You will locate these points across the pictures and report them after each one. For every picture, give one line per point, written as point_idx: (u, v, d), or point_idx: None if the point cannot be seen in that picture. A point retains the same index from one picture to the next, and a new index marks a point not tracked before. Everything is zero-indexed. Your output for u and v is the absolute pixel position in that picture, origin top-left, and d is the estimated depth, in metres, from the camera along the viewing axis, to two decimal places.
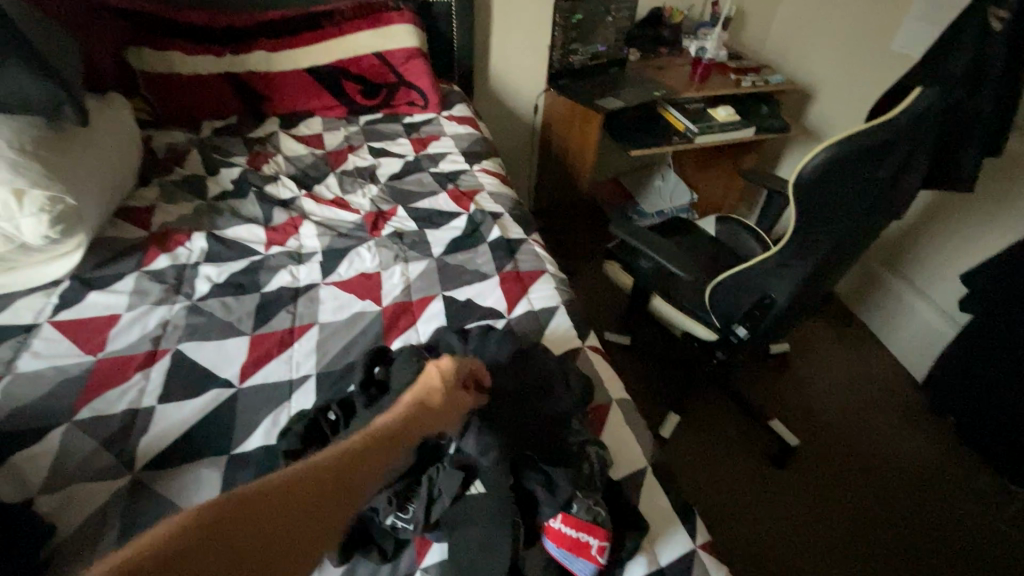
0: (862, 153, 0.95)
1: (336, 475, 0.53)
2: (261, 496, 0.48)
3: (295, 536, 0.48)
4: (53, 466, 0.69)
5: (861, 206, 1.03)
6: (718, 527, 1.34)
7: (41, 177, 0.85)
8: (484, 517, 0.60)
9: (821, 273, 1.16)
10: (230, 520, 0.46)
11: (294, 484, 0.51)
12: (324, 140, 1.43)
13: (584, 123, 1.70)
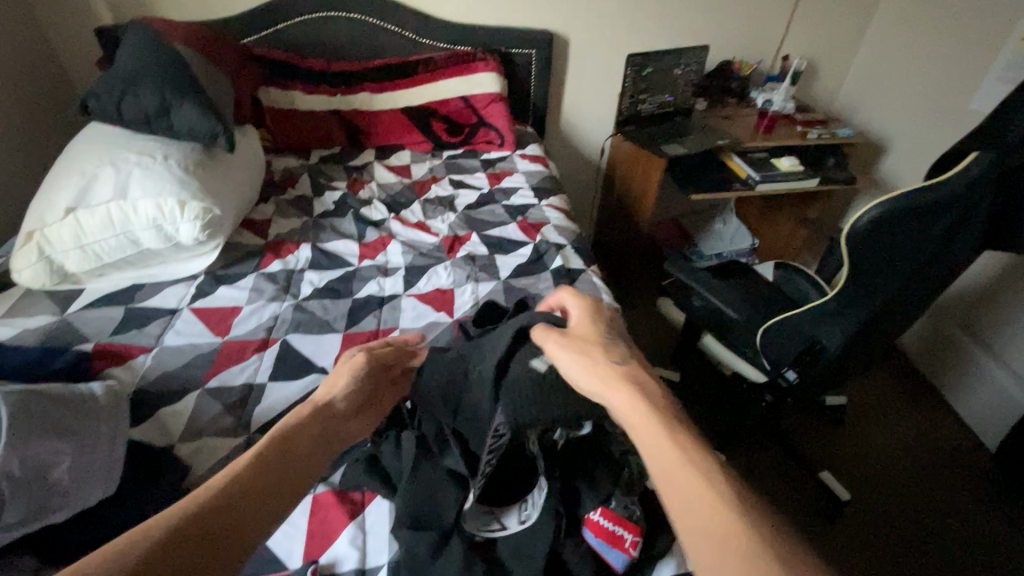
0: (913, 210, 1.00)
1: (268, 466, 0.51)
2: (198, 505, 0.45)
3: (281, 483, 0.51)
4: (188, 421, 0.84)
5: (914, 261, 1.06)
6: None
7: (199, 193, 1.08)
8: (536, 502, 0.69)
9: (877, 324, 1.18)
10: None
11: (226, 487, 0.47)
12: (412, 170, 1.62)
13: (648, 167, 1.81)
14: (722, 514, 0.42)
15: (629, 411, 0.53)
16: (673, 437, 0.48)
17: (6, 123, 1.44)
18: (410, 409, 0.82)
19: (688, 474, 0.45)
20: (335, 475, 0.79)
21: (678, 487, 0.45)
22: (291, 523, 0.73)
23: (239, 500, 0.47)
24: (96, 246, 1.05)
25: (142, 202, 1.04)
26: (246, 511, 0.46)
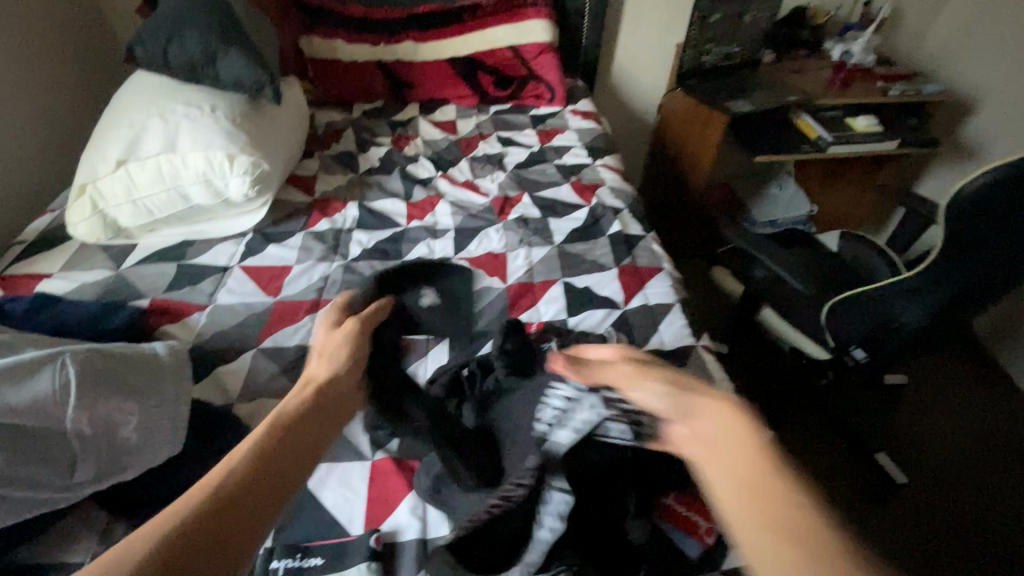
0: None
1: (254, 450, 0.44)
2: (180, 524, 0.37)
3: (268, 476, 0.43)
4: (245, 381, 0.84)
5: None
6: None
7: (247, 146, 1.04)
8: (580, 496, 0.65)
9: (966, 301, 1.07)
10: None
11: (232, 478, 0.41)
12: (458, 126, 1.54)
13: (707, 125, 1.68)
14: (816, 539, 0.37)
15: (731, 478, 0.42)
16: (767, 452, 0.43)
17: (54, 72, 1.42)
18: (468, 375, 0.80)
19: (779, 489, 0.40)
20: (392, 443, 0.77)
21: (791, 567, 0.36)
22: (351, 488, 0.72)
23: (225, 503, 0.39)
24: (147, 201, 1.03)
25: (190, 154, 1.01)
26: (256, 502, 0.41)
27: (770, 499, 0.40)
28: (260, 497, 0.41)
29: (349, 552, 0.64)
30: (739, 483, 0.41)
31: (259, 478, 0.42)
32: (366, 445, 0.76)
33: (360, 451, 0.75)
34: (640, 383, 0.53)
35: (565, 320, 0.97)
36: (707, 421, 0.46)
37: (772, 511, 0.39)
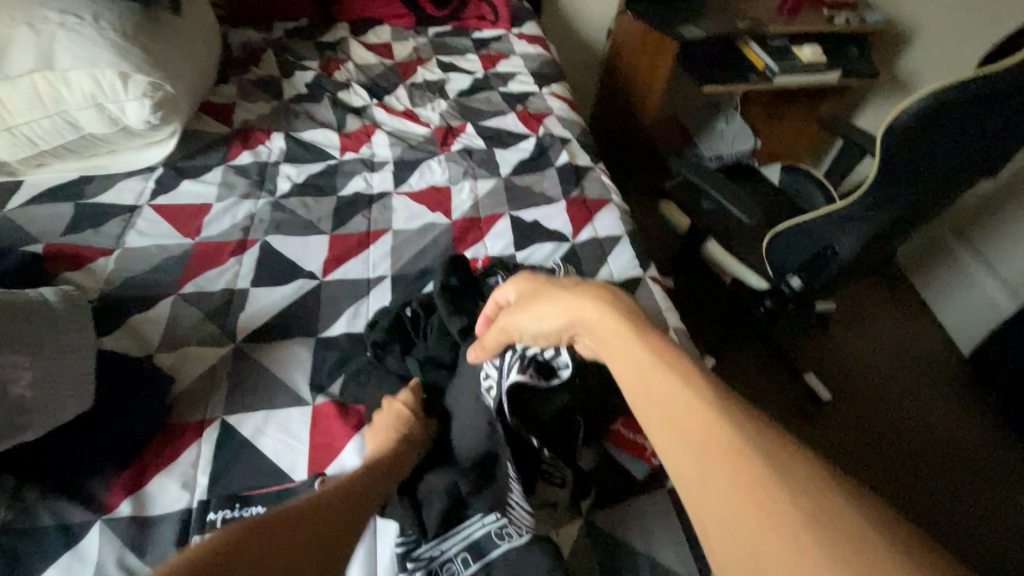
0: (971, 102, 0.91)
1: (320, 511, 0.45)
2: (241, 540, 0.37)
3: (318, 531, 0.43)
4: (166, 329, 0.77)
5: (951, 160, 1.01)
6: None
7: (141, 63, 0.90)
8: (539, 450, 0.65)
9: (895, 227, 1.12)
10: None
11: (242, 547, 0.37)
12: (393, 49, 1.41)
13: (659, 52, 1.62)
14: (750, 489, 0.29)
15: (658, 423, 0.34)
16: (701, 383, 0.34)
17: None
18: (412, 316, 0.78)
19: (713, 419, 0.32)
20: (334, 387, 0.74)
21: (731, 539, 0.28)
22: (292, 434, 0.68)
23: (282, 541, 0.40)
24: (26, 128, 0.88)
25: (73, 72, 0.86)
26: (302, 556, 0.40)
27: (703, 425, 0.32)
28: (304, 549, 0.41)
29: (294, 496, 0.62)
30: (673, 418, 0.33)
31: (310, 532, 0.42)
32: (308, 391, 0.73)
33: (302, 395, 0.72)
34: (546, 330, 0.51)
35: (513, 255, 0.94)
36: (636, 348, 0.38)
37: (712, 450, 0.31)
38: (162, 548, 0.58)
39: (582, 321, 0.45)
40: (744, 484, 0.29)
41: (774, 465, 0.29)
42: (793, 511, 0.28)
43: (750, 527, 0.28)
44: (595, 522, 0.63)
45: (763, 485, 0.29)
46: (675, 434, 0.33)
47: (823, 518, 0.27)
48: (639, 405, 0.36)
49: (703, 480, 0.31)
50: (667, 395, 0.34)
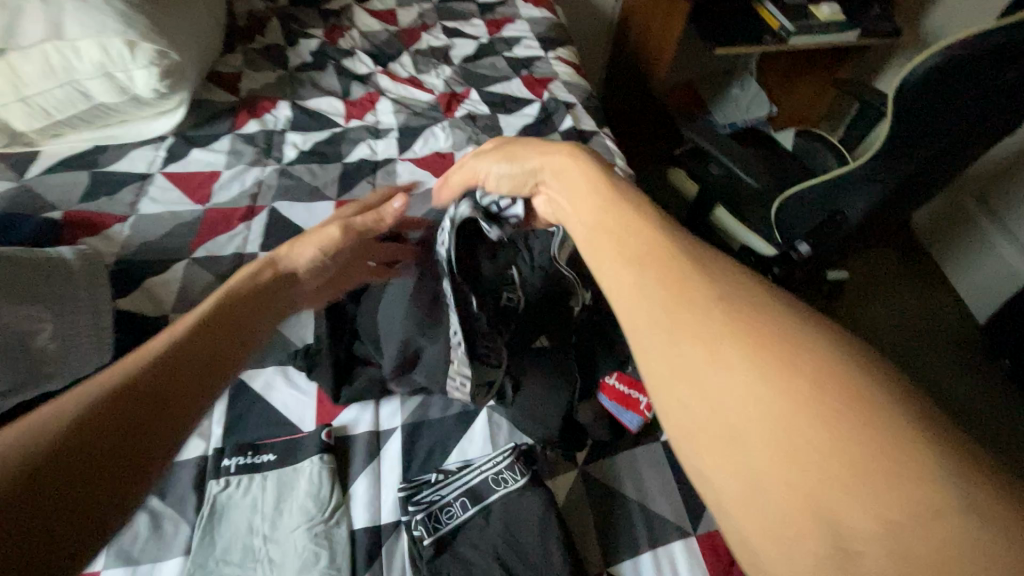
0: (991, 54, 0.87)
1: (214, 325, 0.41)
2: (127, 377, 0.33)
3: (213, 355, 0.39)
4: (180, 291, 0.80)
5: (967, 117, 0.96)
6: None
7: (149, 31, 0.90)
8: (536, 406, 0.65)
9: (909, 188, 1.09)
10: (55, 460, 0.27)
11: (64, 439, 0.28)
12: (398, 15, 1.39)
13: (669, 13, 1.57)
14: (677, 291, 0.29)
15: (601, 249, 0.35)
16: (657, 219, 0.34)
17: None
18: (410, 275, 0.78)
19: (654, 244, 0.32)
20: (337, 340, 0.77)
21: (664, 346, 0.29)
22: (300, 389, 0.71)
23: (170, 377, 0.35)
24: (40, 98, 0.90)
25: (80, 40, 0.87)
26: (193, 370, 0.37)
27: (647, 245, 0.32)
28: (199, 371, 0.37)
29: (303, 446, 0.65)
30: (652, 286, 0.30)
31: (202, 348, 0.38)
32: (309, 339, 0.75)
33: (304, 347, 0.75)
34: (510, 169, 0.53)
35: None
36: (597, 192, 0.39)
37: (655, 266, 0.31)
38: (181, 492, 0.62)
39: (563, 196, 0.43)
40: (723, 353, 0.27)
41: (757, 330, 0.27)
42: (775, 377, 0.25)
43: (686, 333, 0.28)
44: (590, 473, 0.66)
45: (695, 294, 0.29)
46: (646, 303, 0.30)
47: (806, 381, 0.25)
48: (612, 274, 0.33)
49: (676, 354, 0.28)
50: (647, 265, 0.31)
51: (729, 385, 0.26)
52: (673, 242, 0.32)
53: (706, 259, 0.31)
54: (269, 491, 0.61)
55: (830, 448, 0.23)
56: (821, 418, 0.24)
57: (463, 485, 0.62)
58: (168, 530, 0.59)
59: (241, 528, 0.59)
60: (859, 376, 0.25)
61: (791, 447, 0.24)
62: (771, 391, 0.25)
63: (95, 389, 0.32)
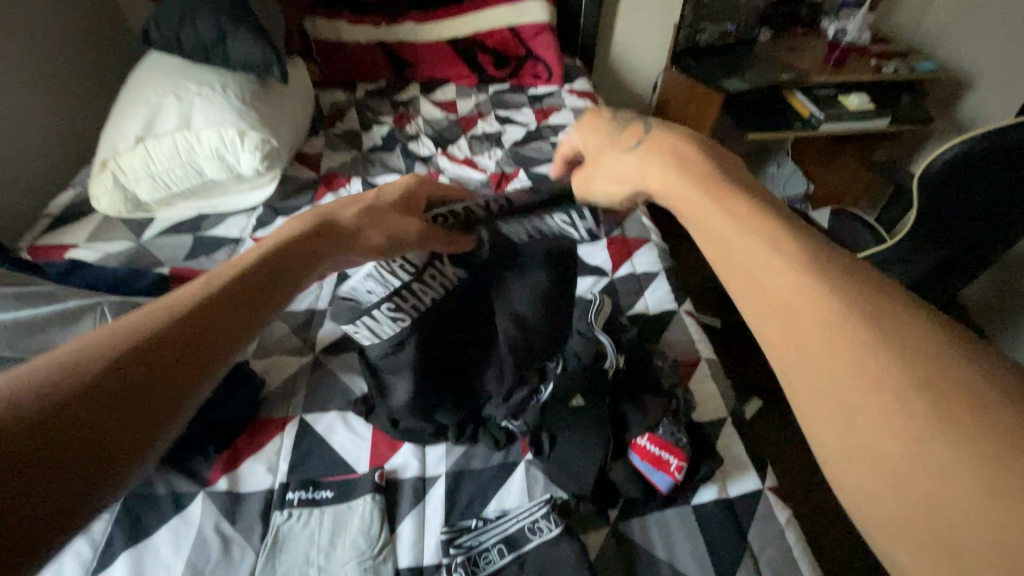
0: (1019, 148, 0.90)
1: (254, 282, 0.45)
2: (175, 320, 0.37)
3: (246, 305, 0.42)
4: (260, 340, 0.91)
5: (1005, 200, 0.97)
6: (802, 514, 1.29)
7: (256, 123, 1.10)
8: (571, 457, 0.71)
9: (948, 267, 1.11)
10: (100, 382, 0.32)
11: (116, 355, 0.33)
12: (457, 105, 1.59)
13: (703, 102, 1.71)
14: (827, 329, 0.32)
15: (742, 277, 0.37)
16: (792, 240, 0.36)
17: (68, 46, 1.43)
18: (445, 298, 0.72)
19: (798, 275, 0.34)
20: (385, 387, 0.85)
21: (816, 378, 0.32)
22: (357, 433, 0.79)
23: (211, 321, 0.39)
24: (164, 174, 1.09)
25: (203, 130, 1.07)
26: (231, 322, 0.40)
27: (790, 278, 0.34)
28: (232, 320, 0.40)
29: (356, 487, 0.72)
30: (797, 310, 0.33)
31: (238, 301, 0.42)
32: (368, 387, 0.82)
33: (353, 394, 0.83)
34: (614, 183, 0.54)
35: None
36: (723, 209, 0.40)
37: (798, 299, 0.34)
38: (249, 521, 0.69)
39: (662, 194, 0.46)
40: (870, 375, 0.30)
41: (907, 354, 0.30)
42: (922, 399, 0.28)
43: (836, 370, 0.31)
44: (621, 532, 0.69)
45: (842, 328, 0.32)
46: (787, 325, 0.34)
47: (955, 402, 0.28)
48: (760, 310, 0.36)
49: (820, 375, 0.32)
50: (789, 298, 0.34)
51: (878, 406, 0.29)
52: (815, 273, 0.34)
53: (852, 291, 0.33)
54: (325, 526, 0.68)
55: (976, 467, 0.26)
56: (962, 442, 0.27)
57: (500, 532, 0.66)
58: (236, 555, 0.66)
59: (299, 557, 0.65)
60: (980, 391, 0.28)
61: (935, 465, 0.27)
62: (916, 411, 0.28)
63: (112, 339, 0.34)
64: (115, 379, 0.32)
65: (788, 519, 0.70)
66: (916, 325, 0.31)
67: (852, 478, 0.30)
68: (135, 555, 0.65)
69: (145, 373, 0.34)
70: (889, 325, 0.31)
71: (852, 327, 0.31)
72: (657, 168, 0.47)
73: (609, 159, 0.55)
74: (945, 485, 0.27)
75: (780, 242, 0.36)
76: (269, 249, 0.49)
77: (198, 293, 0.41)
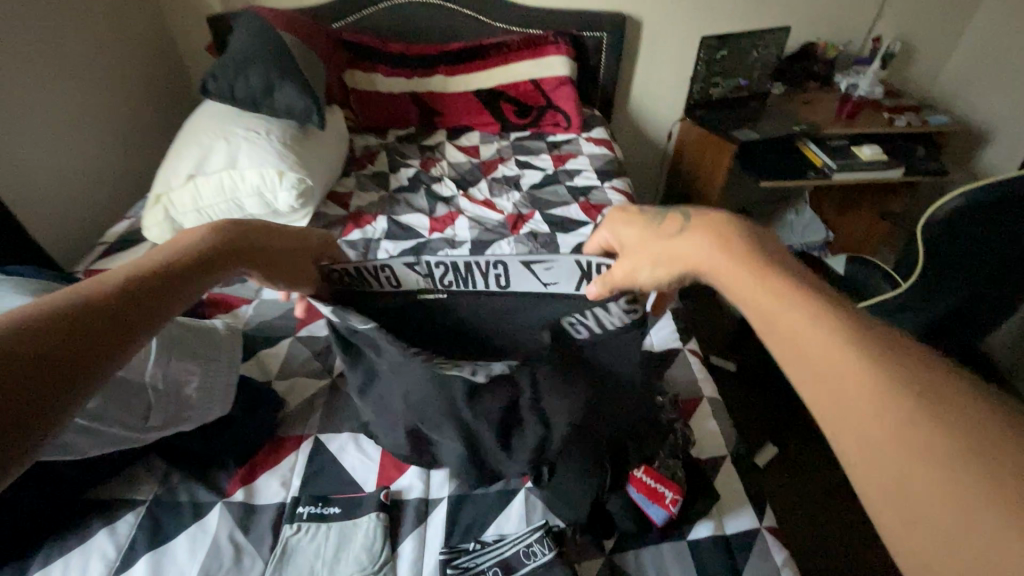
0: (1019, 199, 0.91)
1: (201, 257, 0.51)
2: (135, 278, 0.43)
3: (192, 273, 0.49)
4: (284, 363, 0.98)
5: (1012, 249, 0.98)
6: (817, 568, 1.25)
7: (295, 165, 1.21)
8: (575, 499, 0.71)
9: (964, 314, 1.11)
10: (90, 313, 0.37)
11: (87, 303, 0.37)
12: (480, 151, 1.69)
13: (717, 151, 1.77)
14: (874, 400, 0.32)
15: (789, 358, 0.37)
16: (830, 313, 0.36)
17: (135, 95, 1.61)
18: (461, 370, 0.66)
19: (835, 346, 0.34)
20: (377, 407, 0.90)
21: (866, 447, 0.32)
22: (367, 454, 0.83)
23: (168, 286, 0.45)
24: (209, 208, 1.20)
25: (247, 170, 1.18)
26: (184, 286, 0.47)
27: (829, 352, 0.35)
28: (183, 284, 0.47)
29: (363, 504, 0.75)
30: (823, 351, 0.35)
31: (188, 271, 0.49)
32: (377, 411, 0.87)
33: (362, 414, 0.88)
34: (655, 269, 0.52)
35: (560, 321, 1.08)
36: (764, 280, 0.40)
37: (847, 375, 0.33)
38: (261, 532, 0.73)
39: (700, 268, 0.46)
40: (892, 409, 0.31)
41: (922, 393, 0.32)
42: (940, 431, 0.30)
43: (886, 439, 0.31)
44: (615, 562, 0.70)
45: (886, 400, 0.32)
46: (817, 366, 0.35)
47: (968, 438, 0.30)
48: (810, 385, 0.35)
49: (868, 442, 0.32)
50: (832, 375, 0.34)
51: (900, 437, 0.31)
52: (856, 345, 0.34)
53: (895, 361, 0.33)
54: (331, 540, 0.71)
55: (990, 496, 0.27)
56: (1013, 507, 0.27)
57: (497, 555, 0.68)
58: (247, 564, 0.69)
59: (305, 569, 0.68)
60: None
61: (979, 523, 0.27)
62: (953, 460, 0.29)
63: (91, 288, 0.39)
64: (105, 308, 0.38)
65: (785, 559, 0.70)
66: (951, 385, 0.32)
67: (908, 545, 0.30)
68: (155, 558, 0.69)
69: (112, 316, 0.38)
70: (935, 395, 0.32)
71: (897, 403, 0.31)
72: (684, 236, 0.49)
73: (648, 253, 0.53)
74: (965, 513, 0.28)
75: (817, 310, 0.37)
76: (199, 236, 0.54)
77: (139, 266, 0.45)
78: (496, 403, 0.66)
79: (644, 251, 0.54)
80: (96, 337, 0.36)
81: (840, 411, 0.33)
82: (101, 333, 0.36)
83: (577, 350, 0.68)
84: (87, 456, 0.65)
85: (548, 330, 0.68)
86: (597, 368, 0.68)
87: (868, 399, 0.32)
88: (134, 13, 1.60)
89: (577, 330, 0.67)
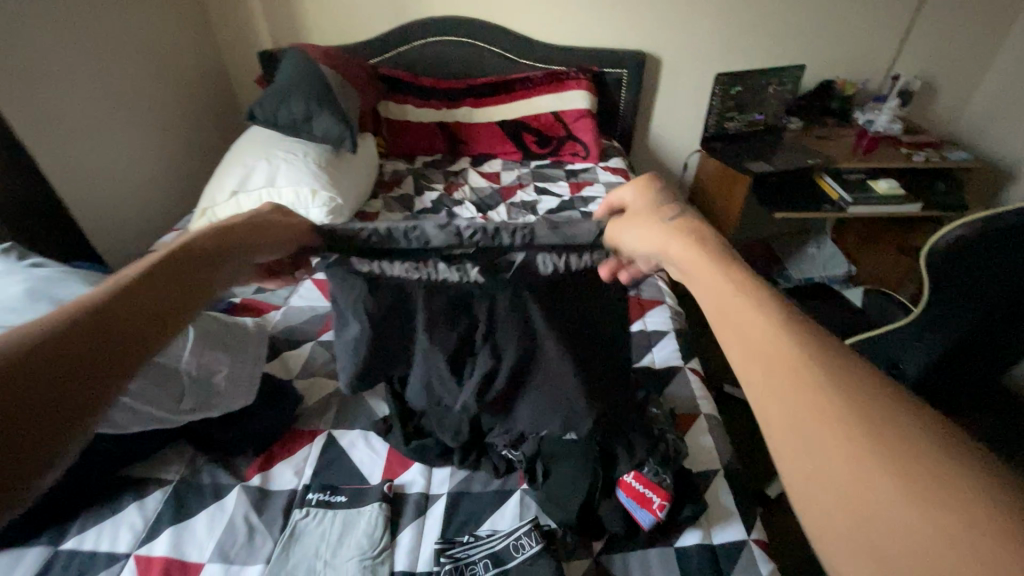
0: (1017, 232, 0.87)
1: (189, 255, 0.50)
2: (123, 287, 0.42)
3: (185, 277, 0.48)
4: (305, 364, 1.05)
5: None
6: None
7: (327, 184, 1.31)
8: (559, 499, 0.76)
9: (977, 349, 1.07)
10: (71, 332, 0.36)
11: (80, 319, 0.37)
12: (502, 177, 1.78)
13: (733, 182, 1.82)
14: (802, 389, 0.32)
15: (730, 344, 0.37)
16: (769, 300, 0.37)
17: (189, 122, 1.77)
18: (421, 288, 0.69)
19: (772, 331, 0.35)
20: (382, 409, 0.95)
21: (800, 438, 0.31)
22: (375, 450, 0.89)
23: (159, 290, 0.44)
24: None
25: (285, 188, 1.29)
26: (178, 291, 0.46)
27: (767, 336, 0.35)
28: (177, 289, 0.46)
29: (367, 494, 0.80)
30: (770, 346, 0.35)
31: (177, 275, 0.47)
32: (387, 411, 0.92)
33: (373, 412, 0.94)
34: (641, 242, 0.54)
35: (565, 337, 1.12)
36: (717, 272, 0.41)
37: (787, 367, 0.33)
38: (273, 514, 0.79)
39: (663, 253, 0.49)
40: (827, 406, 0.31)
41: (848, 388, 0.32)
42: (872, 430, 0.29)
43: (819, 430, 0.31)
44: (602, 564, 0.73)
45: (819, 391, 0.32)
46: (765, 363, 0.34)
47: (891, 432, 0.29)
48: (744, 372, 0.36)
49: (804, 433, 0.31)
50: (770, 363, 0.34)
51: (832, 433, 0.30)
52: (791, 334, 0.35)
53: (829, 356, 0.33)
54: (336, 526, 0.76)
55: (904, 487, 0.27)
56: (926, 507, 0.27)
57: (489, 548, 0.72)
58: (258, 542, 0.75)
59: (310, 550, 0.73)
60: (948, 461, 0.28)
61: (895, 520, 0.27)
62: (876, 457, 0.29)
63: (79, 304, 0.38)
64: (93, 326, 0.37)
65: (771, 569, 0.71)
66: (881, 391, 0.32)
67: (834, 540, 0.29)
68: (176, 532, 0.76)
69: (134, 313, 0.40)
70: (865, 397, 0.31)
71: (823, 392, 0.31)
72: (665, 221, 0.51)
73: (644, 223, 0.54)
74: (883, 501, 0.28)
75: (751, 289, 0.38)
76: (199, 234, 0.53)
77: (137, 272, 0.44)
78: (449, 336, 0.70)
79: (645, 217, 0.55)
80: (83, 364, 0.35)
81: (777, 403, 0.33)
82: (85, 356, 0.35)
83: (540, 285, 0.67)
84: (125, 432, 0.73)
85: (518, 258, 0.66)
86: (559, 307, 0.69)
87: (806, 395, 0.32)
88: (194, 49, 1.78)
89: (544, 264, 0.66)
